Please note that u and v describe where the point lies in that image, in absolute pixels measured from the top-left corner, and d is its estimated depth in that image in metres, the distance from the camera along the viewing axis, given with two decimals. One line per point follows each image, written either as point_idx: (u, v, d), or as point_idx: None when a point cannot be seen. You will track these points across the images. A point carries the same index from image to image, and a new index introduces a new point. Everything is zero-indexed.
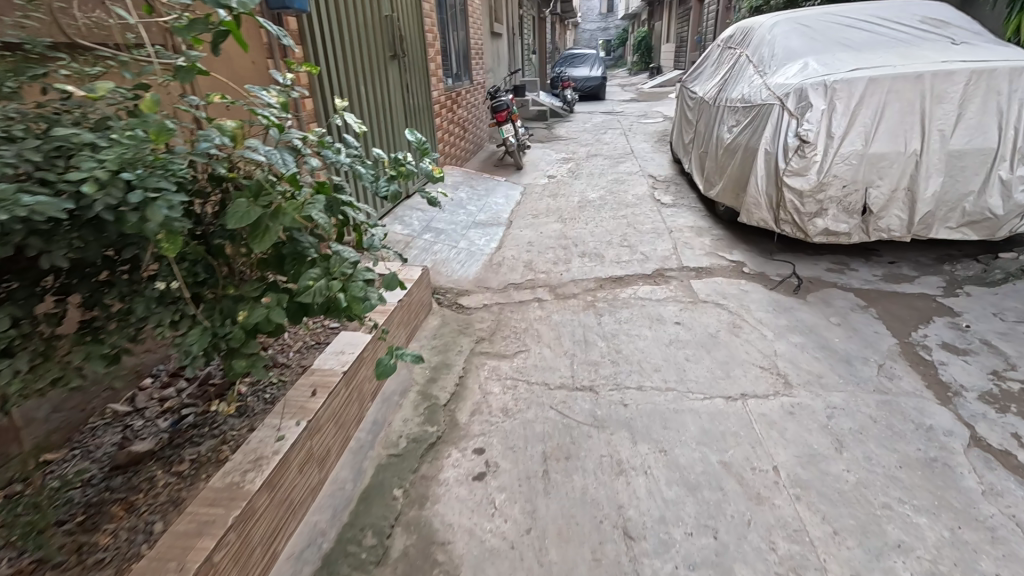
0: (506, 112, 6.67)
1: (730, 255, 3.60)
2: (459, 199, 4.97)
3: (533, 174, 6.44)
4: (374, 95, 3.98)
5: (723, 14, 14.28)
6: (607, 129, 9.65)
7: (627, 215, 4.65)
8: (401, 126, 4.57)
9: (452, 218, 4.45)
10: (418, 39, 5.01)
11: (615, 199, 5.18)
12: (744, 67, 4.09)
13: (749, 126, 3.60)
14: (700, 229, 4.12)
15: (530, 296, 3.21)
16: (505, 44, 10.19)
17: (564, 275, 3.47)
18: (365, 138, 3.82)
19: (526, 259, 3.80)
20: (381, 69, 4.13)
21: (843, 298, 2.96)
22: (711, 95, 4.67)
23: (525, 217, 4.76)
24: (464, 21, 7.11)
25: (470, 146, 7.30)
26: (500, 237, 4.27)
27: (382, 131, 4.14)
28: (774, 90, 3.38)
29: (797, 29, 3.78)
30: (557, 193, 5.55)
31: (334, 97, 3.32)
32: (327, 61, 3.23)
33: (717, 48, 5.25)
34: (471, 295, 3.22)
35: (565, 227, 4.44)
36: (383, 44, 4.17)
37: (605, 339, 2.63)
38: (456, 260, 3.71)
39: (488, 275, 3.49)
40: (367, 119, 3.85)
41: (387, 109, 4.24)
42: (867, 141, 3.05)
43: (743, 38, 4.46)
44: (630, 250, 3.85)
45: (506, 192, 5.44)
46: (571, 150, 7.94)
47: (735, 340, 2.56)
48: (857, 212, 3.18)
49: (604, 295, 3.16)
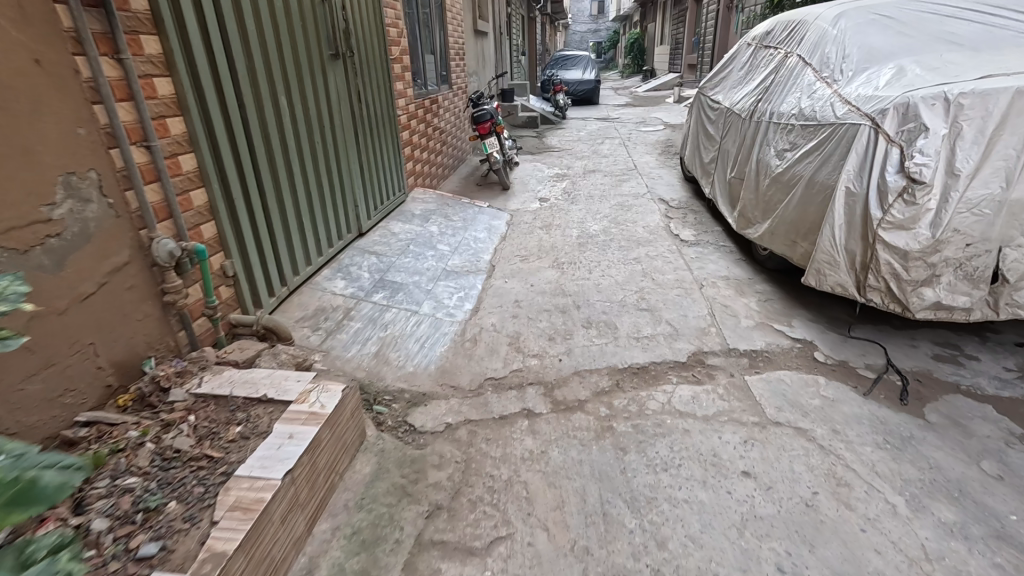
0: (489, 124, 5.67)
1: (791, 332, 2.63)
2: (428, 237, 3.96)
3: (521, 197, 5.44)
4: (305, 109, 2.92)
5: (724, 16, 13.40)
6: (604, 139, 8.68)
7: (640, 259, 3.67)
8: (351, 147, 3.53)
9: (416, 266, 3.45)
10: (377, 34, 3.99)
11: (623, 234, 4.19)
12: (797, 70, 3.12)
13: (817, 153, 2.64)
14: (742, 287, 3.14)
15: (515, 405, 2.20)
16: (491, 44, 9.21)
17: (563, 365, 2.47)
18: (291, 170, 2.77)
19: (510, 332, 2.79)
20: (316, 71, 3.06)
21: (981, 417, 2.00)
22: (747, 108, 3.68)
23: (511, 261, 3.76)
24: (440, 14, 6.09)
25: (449, 162, 6.30)
26: (478, 292, 3.26)
27: (319, 156, 3.09)
28: (860, 105, 2.42)
29: (876, 21, 2.82)
30: (551, 224, 4.56)
31: (225, 112, 2.26)
32: (212, 57, 2.17)
33: (747, 47, 4.29)
34: (429, 403, 2.20)
35: (563, 277, 3.44)
36: (322, 38, 3.14)
37: (637, 513, 1.63)
38: (413, 335, 2.68)
39: (457, 364, 2.48)
40: (294, 141, 2.79)
41: (328, 126, 3.20)
42: (1008, 181, 2.10)
43: (789, 33, 3.50)
44: (651, 317, 2.86)
45: (487, 224, 4.44)
46: (566, 164, 6.95)
47: (850, 517, 1.57)
48: (985, 281, 2.21)
49: (625, 406, 2.16)
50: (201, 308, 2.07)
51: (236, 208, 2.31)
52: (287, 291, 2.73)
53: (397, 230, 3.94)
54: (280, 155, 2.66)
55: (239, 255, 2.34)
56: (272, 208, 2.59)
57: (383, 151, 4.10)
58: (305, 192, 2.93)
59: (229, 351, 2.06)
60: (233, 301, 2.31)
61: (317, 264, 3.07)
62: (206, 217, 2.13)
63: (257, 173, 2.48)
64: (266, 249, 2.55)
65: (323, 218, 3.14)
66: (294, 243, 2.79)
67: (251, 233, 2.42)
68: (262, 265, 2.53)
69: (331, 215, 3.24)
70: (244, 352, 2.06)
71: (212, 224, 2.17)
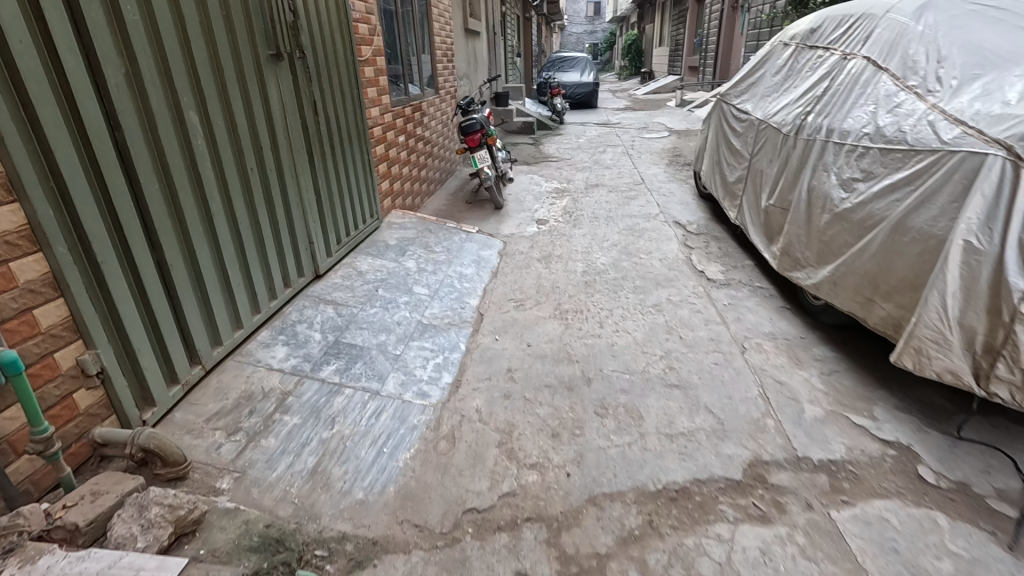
0: (479, 135, 4.95)
1: (879, 432, 1.95)
2: (403, 276, 3.27)
3: (515, 218, 4.75)
4: (228, 125, 2.21)
5: (728, 15, 12.77)
6: (607, 146, 8.01)
7: (662, 307, 2.99)
8: (304, 170, 2.83)
9: (384, 320, 2.76)
10: (341, 29, 3.28)
11: (637, 270, 3.52)
12: (864, 76, 2.48)
13: (912, 189, 1.99)
14: (795, 353, 2.47)
15: (505, 565, 1.52)
16: (484, 44, 8.52)
17: (572, 485, 1.79)
18: (205, 209, 2.06)
19: (500, 423, 2.10)
20: (249, 77, 2.35)
21: None
22: (789, 120, 3.03)
23: (503, 307, 3.07)
24: (425, 10, 5.39)
25: (436, 176, 5.61)
26: (460, 356, 2.57)
27: (255, 187, 2.38)
28: (983, 128, 1.80)
29: (979, 14, 2.22)
30: (551, 254, 3.89)
31: (83, 138, 1.54)
32: (55, 57, 1.46)
33: (781, 48, 3.66)
34: (380, 563, 1.51)
35: (567, 332, 2.76)
36: (259, 34, 2.43)
37: None
38: (369, 434, 1.99)
39: (427, 484, 1.80)
40: (211, 171, 2.09)
41: (268, 146, 2.49)
42: None
43: (845, 30, 2.86)
44: (686, 401, 2.18)
45: (475, 256, 3.75)
46: (566, 176, 6.27)
47: None
48: None
49: (665, 570, 1.49)
50: (27, 439, 1.37)
51: (108, 275, 1.60)
52: (202, 371, 2.03)
53: (365, 268, 3.25)
54: (186, 191, 1.95)
55: (111, 340, 1.64)
56: (175, 265, 1.89)
57: (350, 171, 3.40)
58: (231, 235, 2.23)
59: (71, 504, 1.36)
60: (103, 408, 1.61)
61: (251, 326, 2.36)
62: (44, 294, 1.43)
63: (144, 219, 1.77)
64: (165, 323, 1.84)
65: (260, 265, 2.45)
66: (211, 305, 2.09)
67: (134, 305, 1.71)
68: (157, 345, 1.83)
69: (272, 259, 2.54)
70: (94, 504, 1.36)
71: (59, 302, 1.47)
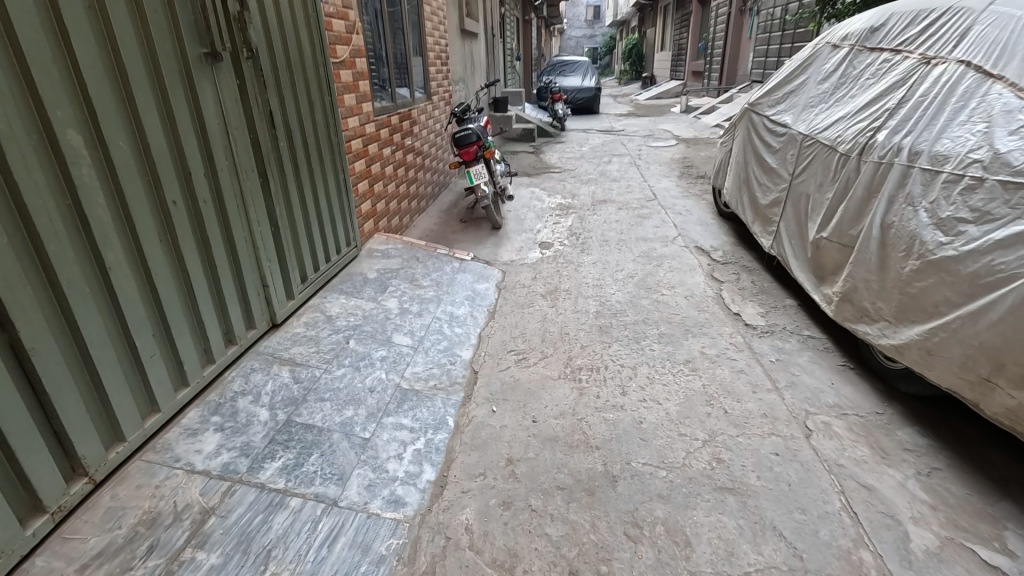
0: (474, 147, 4.38)
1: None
2: (382, 319, 2.72)
3: (514, 241, 4.21)
4: (137, 148, 1.67)
5: (736, 19, 12.26)
6: (612, 156, 7.48)
7: (697, 366, 2.43)
8: (256, 199, 2.28)
9: (353, 385, 2.20)
10: (310, 26, 2.75)
11: (660, 311, 2.97)
12: (963, 85, 1.99)
13: None
14: (877, 439, 1.92)
15: None
16: (482, 47, 8.01)
17: None
18: (97, 264, 1.51)
19: (498, 554, 1.54)
20: (171, 84, 1.80)
21: None
22: (845, 136, 2.51)
23: (501, 363, 2.52)
24: (417, 7, 4.83)
25: (426, 191, 5.06)
26: (446, 437, 2.02)
27: (181, 227, 1.84)
28: None
29: None
30: (557, 288, 3.33)
31: None
32: None
33: (828, 50, 3.15)
34: None
35: (581, 402, 2.21)
36: (189, 28, 1.89)
37: None
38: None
39: None
40: (107, 212, 1.54)
41: (200, 172, 1.94)
42: None
43: (924, 28, 2.38)
44: (746, 518, 1.63)
45: (468, 291, 3.20)
46: (570, 190, 5.73)
47: None
48: None
49: None
50: None
51: None
52: (88, 486, 1.49)
53: (335, 311, 2.70)
54: (61, 244, 1.41)
55: None
56: (39, 351, 1.35)
57: (321, 195, 2.86)
58: (143, 293, 1.68)
59: None
60: None
61: (173, 408, 1.81)
62: None
63: None
64: (20, 436, 1.29)
65: (189, 326, 1.90)
66: (108, 393, 1.54)
67: None
68: (5, 467, 1.28)
69: (208, 315, 1.99)
70: None
71: None
